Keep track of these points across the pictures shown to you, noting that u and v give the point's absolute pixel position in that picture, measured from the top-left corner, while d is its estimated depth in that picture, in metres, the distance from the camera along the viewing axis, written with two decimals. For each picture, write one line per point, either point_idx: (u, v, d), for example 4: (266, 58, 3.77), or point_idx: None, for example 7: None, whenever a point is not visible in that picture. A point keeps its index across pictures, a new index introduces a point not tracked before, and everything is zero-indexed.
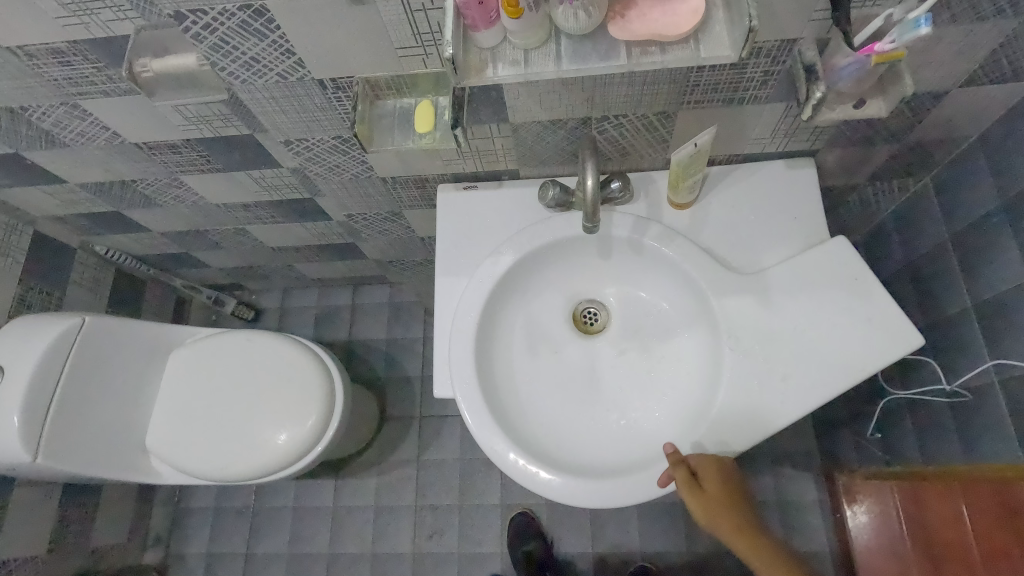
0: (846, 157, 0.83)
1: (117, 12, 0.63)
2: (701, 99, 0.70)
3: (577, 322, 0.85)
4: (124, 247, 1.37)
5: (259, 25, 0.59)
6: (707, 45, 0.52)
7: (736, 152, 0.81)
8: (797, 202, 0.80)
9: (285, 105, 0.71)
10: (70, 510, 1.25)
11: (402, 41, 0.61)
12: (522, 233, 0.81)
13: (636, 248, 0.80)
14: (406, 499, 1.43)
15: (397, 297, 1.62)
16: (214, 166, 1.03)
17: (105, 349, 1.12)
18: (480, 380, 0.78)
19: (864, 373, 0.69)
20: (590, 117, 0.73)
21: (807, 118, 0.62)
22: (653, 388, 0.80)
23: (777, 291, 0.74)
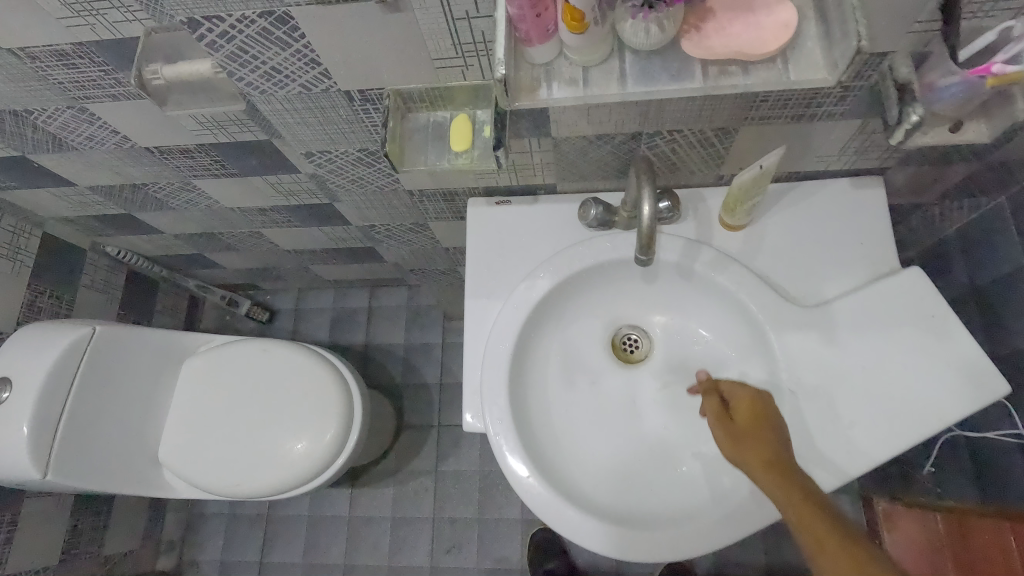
0: (918, 176, 0.76)
1: (127, 12, 0.57)
2: (768, 115, 0.63)
3: (616, 350, 0.79)
4: (135, 247, 1.32)
5: (282, 33, 0.52)
6: (797, 66, 0.45)
7: (797, 169, 0.74)
8: (864, 226, 0.73)
9: (307, 116, 0.65)
10: (82, 519, 1.22)
11: (440, 51, 0.54)
12: (560, 254, 0.75)
13: (685, 273, 0.74)
14: (424, 511, 1.39)
15: (416, 300, 1.57)
16: (229, 170, 0.97)
17: (116, 358, 1.07)
18: (514, 414, 0.72)
19: (941, 424, 0.63)
20: (641, 132, 0.66)
21: (895, 142, 0.55)
22: (700, 425, 0.74)
23: (842, 327, 0.68)
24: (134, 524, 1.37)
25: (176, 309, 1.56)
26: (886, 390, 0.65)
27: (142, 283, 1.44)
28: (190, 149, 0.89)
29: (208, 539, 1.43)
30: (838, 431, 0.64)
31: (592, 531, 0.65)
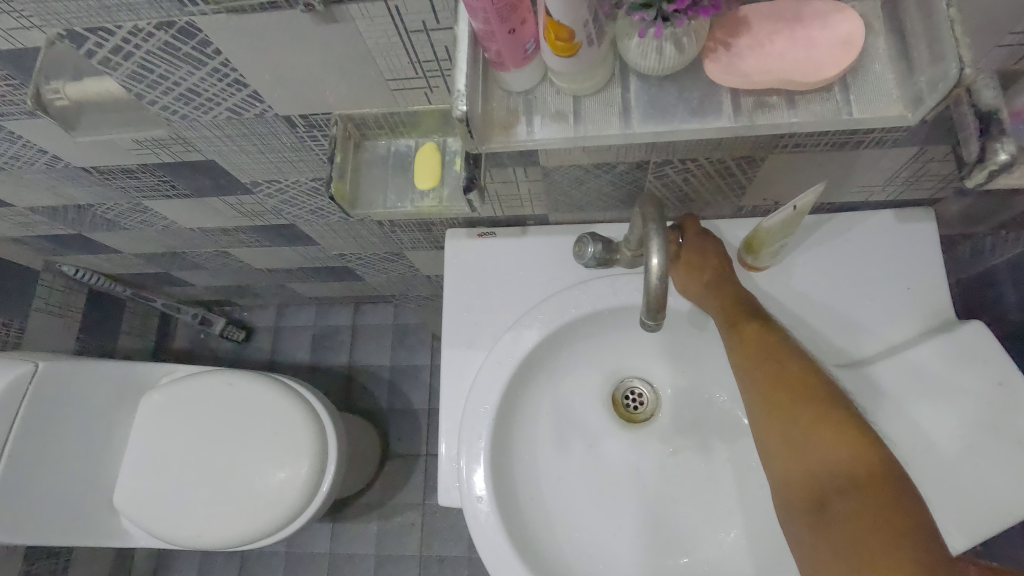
0: (974, 207, 0.64)
1: (18, 18, 0.41)
2: (804, 143, 0.51)
3: (617, 407, 0.69)
4: (94, 266, 1.21)
5: (190, 49, 0.41)
6: (860, 98, 0.33)
7: (832, 199, 0.62)
8: (911, 268, 0.62)
9: (244, 144, 0.54)
10: (38, 562, 1.12)
11: (395, 70, 0.43)
12: (551, 300, 0.64)
13: (698, 323, 0.63)
14: (410, 548, 1.29)
15: (402, 318, 1.46)
16: (181, 192, 0.80)
17: (63, 397, 0.97)
18: (498, 489, 0.61)
19: (1010, 519, 0.52)
20: (648, 161, 0.55)
21: (972, 185, 0.44)
22: (715, 502, 0.63)
23: (890, 395, 0.56)
24: (98, 563, 1.27)
25: (144, 328, 1.45)
26: (943, 476, 0.54)
27: (105, 303, 1.33)
28: (132, 173, 0.76)
29: None
30: None
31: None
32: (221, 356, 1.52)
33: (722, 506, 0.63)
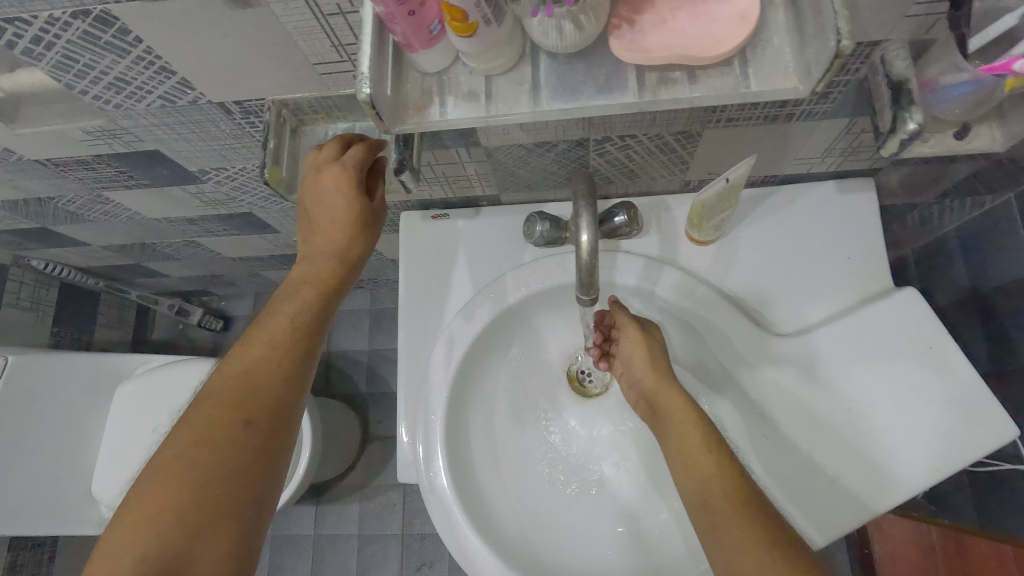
0: (913, 177, 0.65)
1: None
2: (736, 117, 0.52)
3: (571, 381, 0.70)
4: (65, 260, 1.20)
5: (111, 38, 0.41)
6: (759, 71, 0.34)
7: (774, 172, 0.63)
8: (850, 238, 0.63)
9: (183, 131, 0.54)
10: (22, 552, 1.13)
11: (319, 54, 0.43)
12: (501, 280, 0.65)
13: (645, 297, 0.65)
14: (393, 527, 1.32)
15: (379, 303, 1.47)
16: (140, 181, 0.77)
17: (35, 389, 0.98)
18: (453, 464, 0.63)
19: (935, 477, 0.54)
20: (587, 138, 0.56)
21: (889, 153, 0.45)
22: (662, 472, 0.65)
23: (825, 362, 0.58)
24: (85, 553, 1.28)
25: (121, 320, 1.45)
26: (871, 435, 0.56)
27: (79, 296, 1.32)
28: (87, 165, 0.73)
29: None
30: (818, 486, 0.56)
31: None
32: (200, 346, 1.52)
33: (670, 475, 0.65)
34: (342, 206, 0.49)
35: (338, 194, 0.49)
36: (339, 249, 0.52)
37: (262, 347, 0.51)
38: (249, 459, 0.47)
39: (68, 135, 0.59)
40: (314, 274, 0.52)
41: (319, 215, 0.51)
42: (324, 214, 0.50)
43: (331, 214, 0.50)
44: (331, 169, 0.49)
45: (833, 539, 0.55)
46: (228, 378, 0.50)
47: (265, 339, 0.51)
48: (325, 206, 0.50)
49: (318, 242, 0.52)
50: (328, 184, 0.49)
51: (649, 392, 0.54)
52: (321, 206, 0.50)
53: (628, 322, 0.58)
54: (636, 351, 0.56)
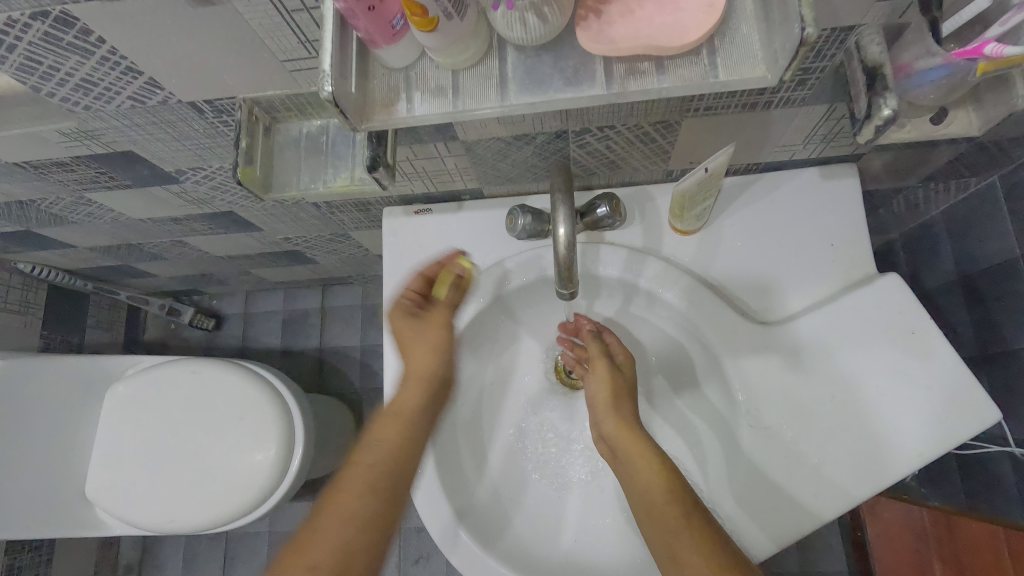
0: (896, 162, 0.65)
1: None
2: (714, 106, 0.51)
3: (559, 374, 0.70)
4: (52, 262, 1.17)
5: (74, 40, 0.41)
6: (727, 60, 0.34)
7: (756, 160, 0.63)
8: (833, 225, 0.63)
9: (156, 131, 0.54)
10: (18, 555, 1.13)
11: (287, 51, 0.43)
12: (484, 275, 0.65)
13: (629, 289, 0.64)
14: None
15: (370, 299, 1.46)
16: (123, 181, 0.72)
17: (25, 392, 0.97)
18: (440, 460, 0.63)
19: (917, 461, 0.55)
20: (566, 130, 0.55)
21: (866, 140, 0.44)
22: None
23: (808, 349, 0.58)
24: (83, 554, 1.28)
25: (112, 321, 1.44)
26: (854, 421, 0.56)
27: (68, 298, 1.30)
28: (66, 166, 0.68)
29: (166, 562, 1.35)
30: (802, 473, 0.56)
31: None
32: (193, 345, 1.52)
33: None
34: (444, 352, 0.60)
35: (439, 339, 0.60)
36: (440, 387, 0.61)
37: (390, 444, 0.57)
38: (376, 531, 0.53)
39: (44, 137, 0.57)
40: (427, 400, 0.60)
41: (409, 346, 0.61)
42: (430, 360, 0.60)
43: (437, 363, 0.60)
44: (433, 325, 0.60)
45: (818, 527, 0.55)
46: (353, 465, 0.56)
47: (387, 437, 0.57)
48: (434, 355, 0.60)
49: (418, 385, 0.60)
50: (436, 334, 0.60)
51: (610, 435, 0.56)
52: (428, 352, 0.60)
53: (598, 357, 0.58)
54: (602, 392, 0.57)
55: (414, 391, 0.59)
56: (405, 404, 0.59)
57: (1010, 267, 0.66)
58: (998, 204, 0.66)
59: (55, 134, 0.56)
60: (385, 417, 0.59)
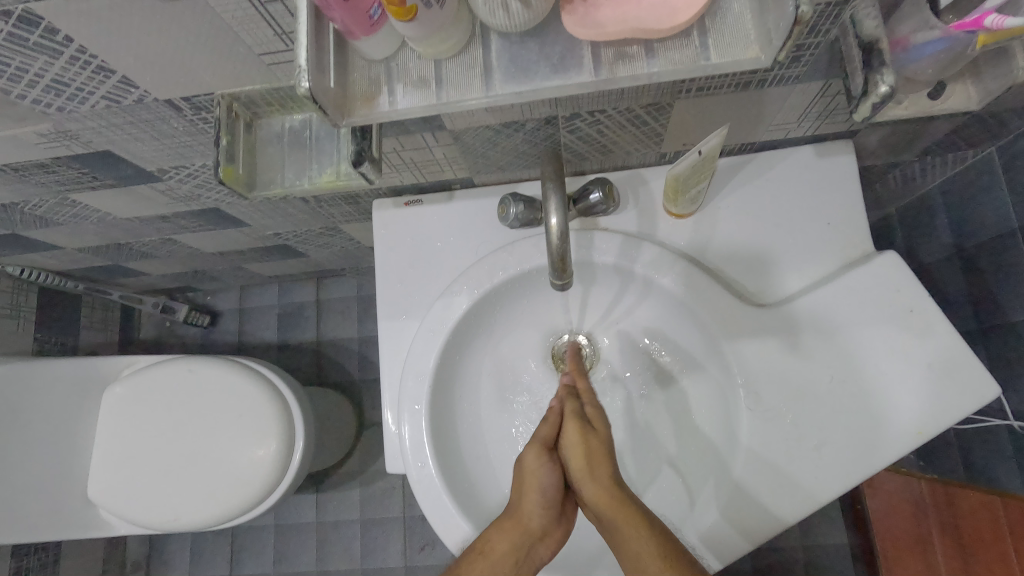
0: (893, 138, 0.64)
1: None
2: (706, 86, 0.50)
3: (557, 362, 0.68)
4: (42, 264, 1.15)
5: (39, 39, 0.39)
6: (717, 42, 0.34)
7: (750, 139, 0.62)
8: (829, 203, 0.62)
9: (135, 131, 0.53)
10: (25, 556, 1.13)
11: (264, 44, 0.41)
12: (479, 265, 0.64)
13: (625, 274, 0.64)
14: (393, 510, 1.32)
15: (365, 289, 1.45)
16: (106, 181, 0.69)
17: (21, 398, 0.96)
18: (440, 454, 0.62)
19: (917, 440, 0.54)
20: (556, 116, 0.54)
21: (862, 118, 0.43)
22: (649, 450, 0.64)
23: (807, 330, 0.58)
24: (90, 554, 1.29)
25: (106, 321, 1.42)
26: (853, 402, 0.56)
27: (61, 300, 1.28)
28: (46, 168, 0.65)
29: (174, 558, 1.35)
30: (802, 455, 0.56)
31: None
32: (190, 343, 1.51)
33: (658, 451, 0.64)
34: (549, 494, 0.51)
35: (542, 471, 0.51)
36: (540, 529, 0.51)
37: (493, 570, 0.49)
38: None
39: (20, 139, 0.55)
40: (530, 545, 0.51)
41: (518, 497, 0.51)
42: (532, 500, 0.51)
43: (539, 508, 0.51)
44: (533, 456, 0.52)
45: (817, 508, 0.55)
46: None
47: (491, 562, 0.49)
48: (538, 495, 0.51)
49: (514, 528, 0.51)
50: (536, 471, 0.51)
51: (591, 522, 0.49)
52: (527, 495, 0.51)
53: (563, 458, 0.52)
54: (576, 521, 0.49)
55: (511, 535, 0.51)
56: (498, 545, 0.50)
57: (1009, 239, 0.65)
58: (997, 176, 0.66)
59: (30, 135, 0.54)
60: (475, 552, 0.50)
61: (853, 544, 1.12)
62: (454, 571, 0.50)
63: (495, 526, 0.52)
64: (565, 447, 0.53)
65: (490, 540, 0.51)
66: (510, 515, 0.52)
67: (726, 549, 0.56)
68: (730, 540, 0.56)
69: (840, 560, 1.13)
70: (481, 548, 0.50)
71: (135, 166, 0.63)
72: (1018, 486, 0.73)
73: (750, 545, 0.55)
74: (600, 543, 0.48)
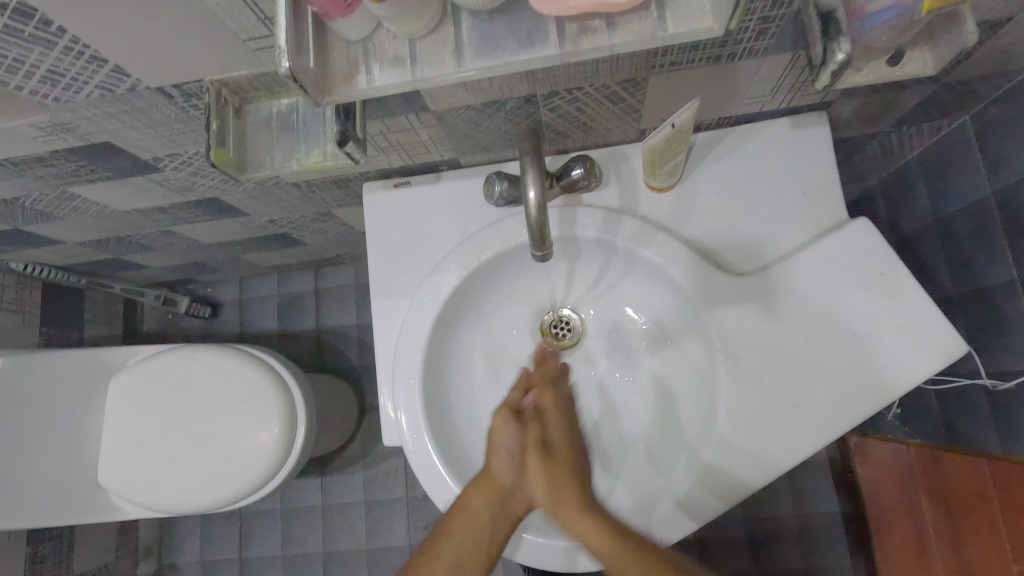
0: (866, 110, 0.65)
1: None
2: (679, 60, 0.51)
3: (545, 336, 0.70)
4: (44, 260, 1.17)
5: (34, 30, 0.41)
6: (676, 13, 0.36)
7: (726, 113, 0.64)
8: (805, 174, 0.64)
9: (128, 119, 0.55)
10: (41, 541, 1.16)
11: (248, 29, 0.43)
12: (467, 242, 0.66)
13: (608, 247, 0.66)
14: (396, 491, 1.35)
15: (363, 276, 1.47)
16: (103, 174, 0.71)
17: (29, 389, 0.98)
18: (434, 425, 0.65)
19: (889, 397, 0.57)
20: (535, 94, 0.56)
21: (824, 85, 0.45)
22: (636, 419, 0.67)
23: (784, 296, 0.60)
24: (103, 539, 1.32)
25: (110, 314, 1.45)
26: (829, 364, 0.58)
27: (65, 294, 1.31)
28: (45, 161, 0.67)
29: (184, 543, 1.39)
30: (779, 416, 0.58)
31: (548, 555, 0.61)
32: (192, 334, 1.53)
33: (647, 419, 0.66)
34: (512, 449, 0.54)
35: (507, 429, 0.54)
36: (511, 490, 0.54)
37: (473, 526, 0.53)
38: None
39: (18, 133, 0.57)
40: (503, 502, 0.54)
41: (491, 448, 0.54)
42: (499, 459, 0.54)
43: (507, 463, 0.54)
44: (499, 416, 0.54)
45: (795, 465, 0.58)
46: (453, 526, 0.54)
47: (473, 509, 0.54)
48: (502, 454, 0.54)
49: (487, 485, 0.54)
50: (502, 431, 0.54)
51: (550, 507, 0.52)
52: (495, 452, 0.54)
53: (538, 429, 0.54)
54: (535, 476, 0.52)
55: (484, 495, 0.54)
56: (473, 501, 0.54)
57: (982, 205, 0.67)
58: (970, 144, 0.67)
59: (27, 128, 0.56)
60: (455, 512, 0.55)
61: (845, 513, 1.15)
62: (439, 530, 0.54)
63: (470, 484, 0.55)
64: (540, 414, 0.54)
65: (466, 497, 0.55)
66: (483, 474, 0.55)
67: (710, 506, 0.58)
68: (712, 499, 0.58)
69: (831, 527, 1.15)
70: (459, 504, 0.55)
71: (129, 156, 0.65)
72: (998, 445, 0.75)
73: (731, 502, 0.58)
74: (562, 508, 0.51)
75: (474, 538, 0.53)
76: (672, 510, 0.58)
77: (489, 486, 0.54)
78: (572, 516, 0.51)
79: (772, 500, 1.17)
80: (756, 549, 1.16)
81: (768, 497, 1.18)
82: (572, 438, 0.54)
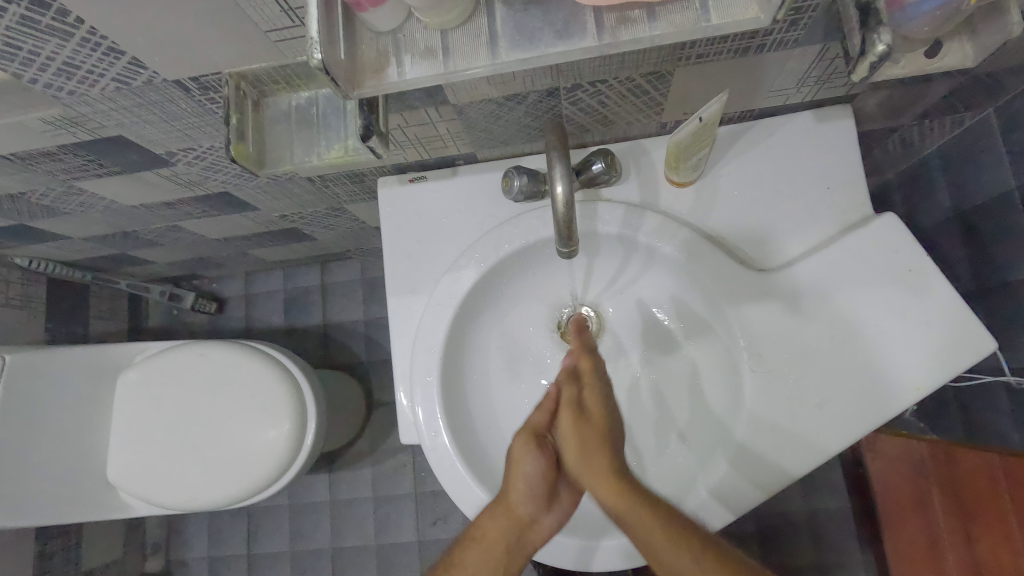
0: (890, 103, 0.64)
1: None
2: (707, 52, 0.50)
3: (563, 334, 0.70)
4: (49, 255, 1.15)
5: (50, 21, 0.40)
6: (719, 4, 0.36)
7: (749, 107, 0.62)
8: (829, 168, 0.63)
9: (142, 113, 0.53)
10: (50, 539, 1.16)
11: (270, 21, 0.42)
12: (486, 238, 0.65)
13: (629, 243, 0.65)
14: (405, 487, 1.35)
15: (370, 272, 1.46)
16: (112, 169, 0.70)
17: (37, 387, 0.97)
18: (452, 424, 0.64)
19: (916, 395, 0.56)
20: (557, 87, 0.54)
21: (862, 78, 0.44)
22: (656, 416, 0.66)
23: (808, 293, 0.59)
24: (111, 536, 1.32)
25: (116, 310, 1.44)
26: (855, 362, 0.57)
27: (70, 291, 1.30)
28: (54, 156, 0.66)
29: (192, 539, 1.39)
30: (804, 413, 0.57)
31: (562, 554, 0.60)
32: (198, 330, 1.53)
33: (666, 417, 0.65)
34: (535, 483, 0.52)
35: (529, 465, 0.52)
36: (529, 521, 0.54)
37: (486, 563, 0.52)
38: None
39: (29, 127, 0.56)
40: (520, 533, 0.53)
41: (512, 479, 0.53)
42: (519, 488, 0.52)
43: (527, 492, 0.52)
44: (520, 443, 0.53)
45: (821, 463, 0.57)
46: (464, 560, 0.52)
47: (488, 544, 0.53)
48: (524, 483, 0.52)
49: (504, 516, 0.53)
50: (522, 459, 0.52)
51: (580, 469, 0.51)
52: (515, 483, 0.53)
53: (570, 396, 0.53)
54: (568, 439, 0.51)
55: (500, 521, 0.53)
56: (489, 531, 0.53)
57: (1005, 199, 0.66)
58: (994, 137, 0.66)
59: (38, 121, 0.55)
60: (469, 541, 0.53)
61: (855, 508, 1.15)
62: (449, 561, 0.53)
63: (487, 513, 0.54)
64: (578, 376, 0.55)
65: (480, 527, 0.54)
66: (501, 501, 0.54)
67: (733, 503, 0.57)
68: (736, 497, 0.57)
69: (842, 523, 1.15)
70: (474, 535, 0.53)
71: (140, 151, 0.64)
72: (1018, 441, 0.75)
73: (755, 501, 0.57)
74: (593, 466, 0.50)
75: (492, 565, 0.52)
76: (695, 508, 0.58)
77: (507, 520, 0.53)
78: (603, 474, 0.49)
79: (783, 497, 1.17)
80: (767, 545, 1.16)
81: (779, 493, 1.17)
82: (598, 424, 0.52)
